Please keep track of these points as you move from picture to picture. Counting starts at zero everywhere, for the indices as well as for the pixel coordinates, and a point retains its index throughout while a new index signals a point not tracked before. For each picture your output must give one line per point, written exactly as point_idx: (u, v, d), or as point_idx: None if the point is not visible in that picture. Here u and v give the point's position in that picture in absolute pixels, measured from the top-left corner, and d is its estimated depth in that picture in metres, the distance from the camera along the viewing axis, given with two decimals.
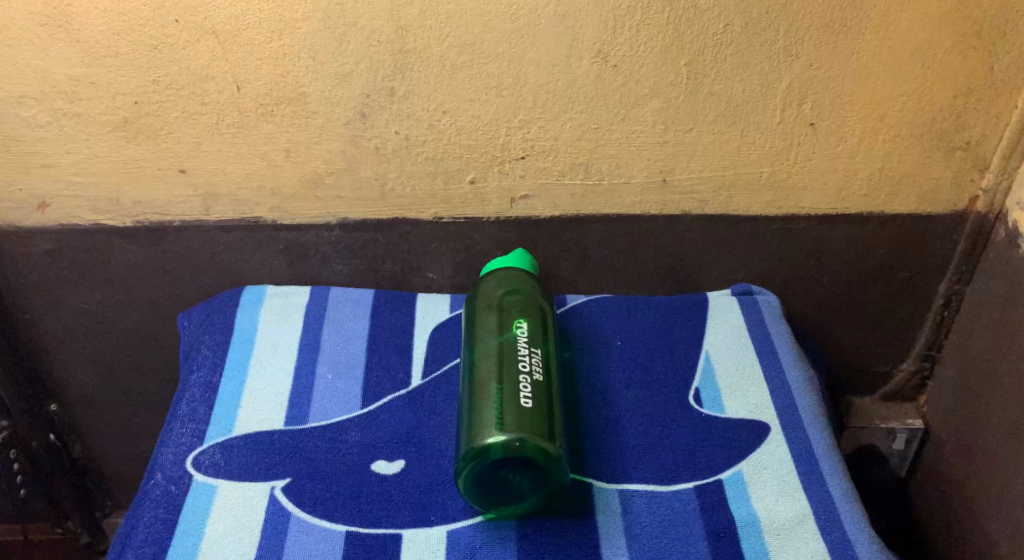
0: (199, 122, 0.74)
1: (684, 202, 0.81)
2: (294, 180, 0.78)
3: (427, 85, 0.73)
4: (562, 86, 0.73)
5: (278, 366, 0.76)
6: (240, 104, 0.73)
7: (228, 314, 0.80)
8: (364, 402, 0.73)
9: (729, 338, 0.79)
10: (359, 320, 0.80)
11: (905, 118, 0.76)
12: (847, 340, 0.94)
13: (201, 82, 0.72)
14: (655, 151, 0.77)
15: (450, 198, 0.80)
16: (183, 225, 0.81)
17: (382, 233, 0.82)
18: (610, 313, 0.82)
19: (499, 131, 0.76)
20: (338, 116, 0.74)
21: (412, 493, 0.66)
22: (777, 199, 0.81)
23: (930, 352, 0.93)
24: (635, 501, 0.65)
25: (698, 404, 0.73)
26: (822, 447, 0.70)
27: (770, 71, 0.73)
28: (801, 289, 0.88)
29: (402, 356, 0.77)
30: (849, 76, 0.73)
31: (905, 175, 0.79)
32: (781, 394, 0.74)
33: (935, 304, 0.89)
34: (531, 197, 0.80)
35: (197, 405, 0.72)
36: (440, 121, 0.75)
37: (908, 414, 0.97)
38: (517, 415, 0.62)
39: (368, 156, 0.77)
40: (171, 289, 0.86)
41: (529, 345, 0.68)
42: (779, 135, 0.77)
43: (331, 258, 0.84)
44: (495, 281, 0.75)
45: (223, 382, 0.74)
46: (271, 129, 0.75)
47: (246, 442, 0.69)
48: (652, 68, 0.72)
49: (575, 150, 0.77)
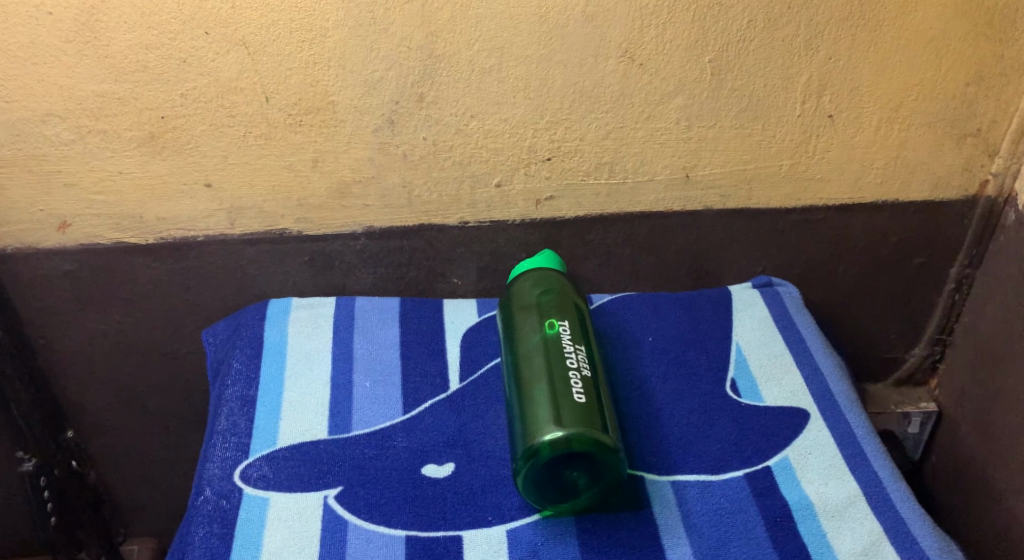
0: (226, 134, 0.74)
1: (706, 197, 0.83)
2: (321, 191, 0.78)
3: (455, 90, 0.73)
4: (589, 87, 0.74)
5: (315, 377, 0.76)
6: (268, 115, 0.73)
7: (257, 328, 0.81)
8: (406, 408, 0.73)
9: (757, 330, 0.81)
10: (388, 329, 0.81)
11: (919, 107, 0.78)
12: (862, 330, 0.96)
13: (230, 94, 0.71)
14: (679, 147, 0.79)
15: (475, 203, 0.81)
16: (207, 240, 0.80)
17: (408, 240, 0.83)
18: (638, 311, 0.83)
19: (527, 133, 0.76)
20: (367, 123, 0.74)
21: (468, 495, 0.66)
22: (796, 191, 0.83)
23: (942, 336, 0.96)
24: (688, 491, 0.66)
25: (736, 394, 0.75)
26: (861, 429, 0.71)
27: (791, 65, 0.75)
28: (818, 280, 0.90)
29: (437, 362, 0.78)
30: (867, 68, 0.75)
31: (919, 163, 0.82)
32: (815, 381, 0.76)
33: (946, 289, 0.92)
34: (556, 198, 0.81)
35: (237, 419, 0.72)
36: (468, 125, 0.75)
37: (921, 398, 1.00)
38: (572, 410, 0.62)
39: (396, 163, 0.77)
40: (192, 305, 0.85)
41: (573, 343, 0.69)
42: (798, 127, 0.79)
43: (356, 268, 0.84)
44: (529, 282, 0.75)
45: (260, 395, 0.74)
46: (299, 139, 0.75)
47: (291, 453, 0.69)
48: (677, 66, 0.73)
49: (600, 150, 0.78)
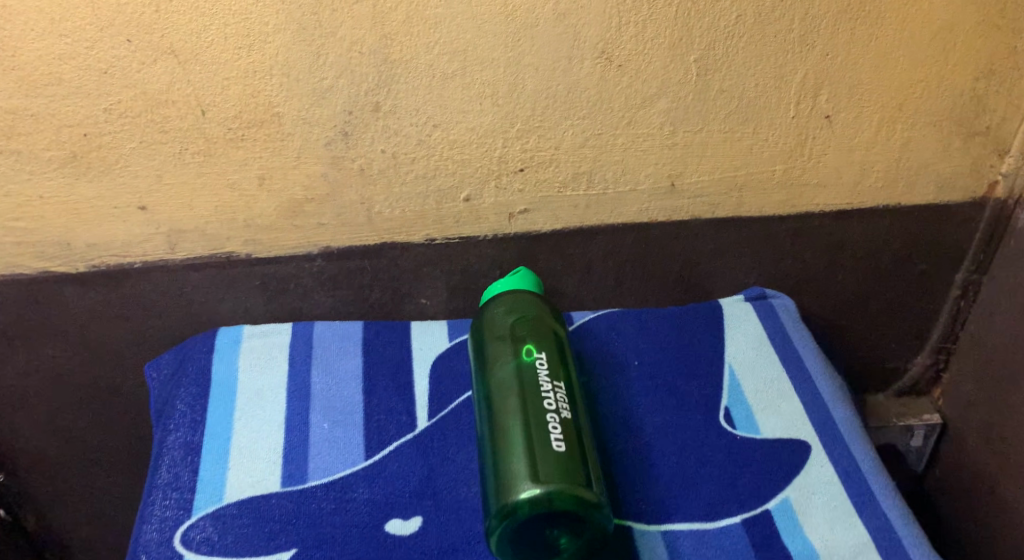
0: (158, 152, 0.66)
1: (694, 207, 0.76)
2: (270, 210, 0.71)
3: (415, 98, 0.65)
4: (563, 91, 0.67)
5: (268, 418, 0.69)
6: (205, 130, 0.65)
7: (204, 362, 0.74)
8: (368, 452, 0.66)
9: (751, 351, 0.75)
10: (349, 359, 0.74)
11: (924, 104, 0.71)
12: (861, 341, 0.90)
13: (160, 108, 0.63)
14: (663, 154, 0.72)
15: (442, 219, 0.73)
16: (146, 266, 0.73)
17: (369, 260, 0.75)
18: (622, 331, 0.77)
19: (496, 143, 0.69)
20: (318, 136, 0.66)
21: (436, 555, 0.59)
22: (791, 197, 0.76)
23: (946, 344, 0.90)
24: (681, 543, 0.60)
25: (730, 425, 0.68)
26: (868, 464, 0.65)
27: (784, 63, 0.67)
28: (815, 290, 0.84)
29: (403, 396, 0.71)
30: (868, 64, 0.68)
31: (923, 164, 0.75)
32: (816, 408, 0.70)
33: (951, 296, 0.86)
34: (530, 212, 0.74)
35: (180, 471, 0.65)
36: (430, 136, 0.68)
37: (924, 410, 0.94)
38: (550, 463, 0.56)
39: (352, 178, 0.69)
40: (133, 336, 0.77)
41: (551, 379, 0.62)
42: (793, 130, 0.72)
43: (313, 291, 0.77)
44: (503, 308, 0.68)
45: (205, 442, 0.67)
46: (242, 155, 0.67)
47: (239, 510, 0.62)
48: (659, 66, 0.66)
49: (577, 159, 0.71)
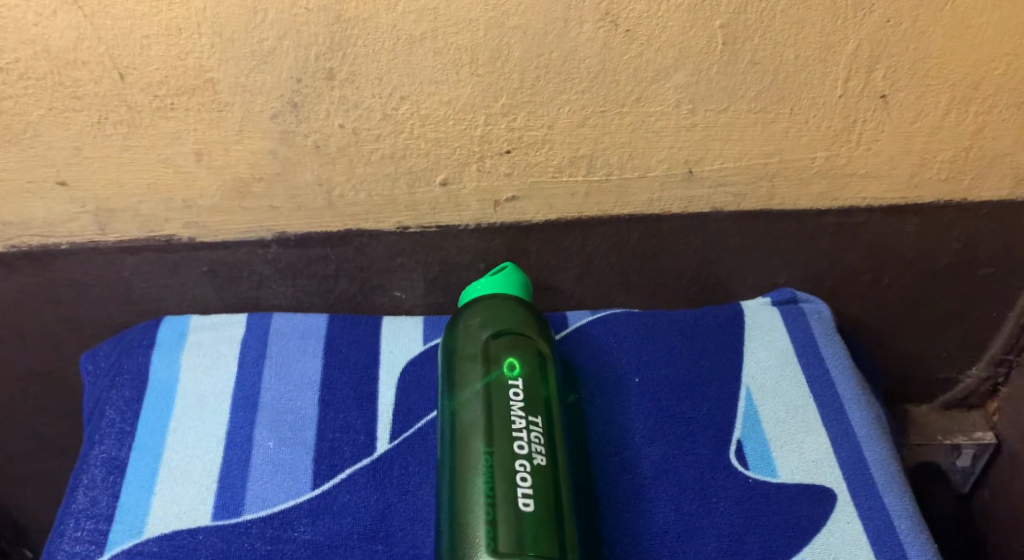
0: (73, 120, 0.55)
1: (714, 197, 0.64)
2: (212, 190, 0.60)
3: (377, 64, 0.54)
4: (557, 60, 0.55)
5: (207, 431, 0.60)
6: (126, 97, 0.54)
7: (142, 359, 0.64)
8: (317, 480, 0.57)
9: (774, 369, 0.64)
10: (309, 361, 0.64)
11: (1006, 83, 0.58)
12: (907, 350, 0.78)
13: (68, 69, 0.53)
14: (680, 136, 0.60)
15: (416, 204, 0.62)
16: (73, 248, 0.63)
17: (332, 247, 0.65)
18: (624, 338, 0.66)
19: (477, 119, 0.57)
20: (261, 107, 0.56)
21: None
22: (833, 189, 0.64)
23: (1007, 356, 0.78)
24: None
25: (742, 464, 0.58)
26: (905, 522, 0.56)
27: (832, 31, 0.55)
28: (856, 293, 0.72)
29: (364, 411, 0.61)
30: (938, 34, 0.55)
31: (999, 155, 0.62)
32: (847, 446, 0.59)
33: (1019, 303, 0.73)
34: (519, 199, 0.63)
35: (98, 495, 0.57)
36: (398, 109, 0.56)
37: (975, 427, 0.83)
38: (514, 530, 0.49)
39: (306, 155, 0.59)
40: (67, 323, 0.68)
41: (527, 415, 0.53)
42: (840, 112, 0.59)
43: (270, 279, 0.67)
44: (478, 316, 0.58)
45: (132, 459, 0.58)
46: (173, 126, 0.56)
47: (160, 547, 0.54)
48: (676, 32, 0.54)
49: (576, 140, 0.59)
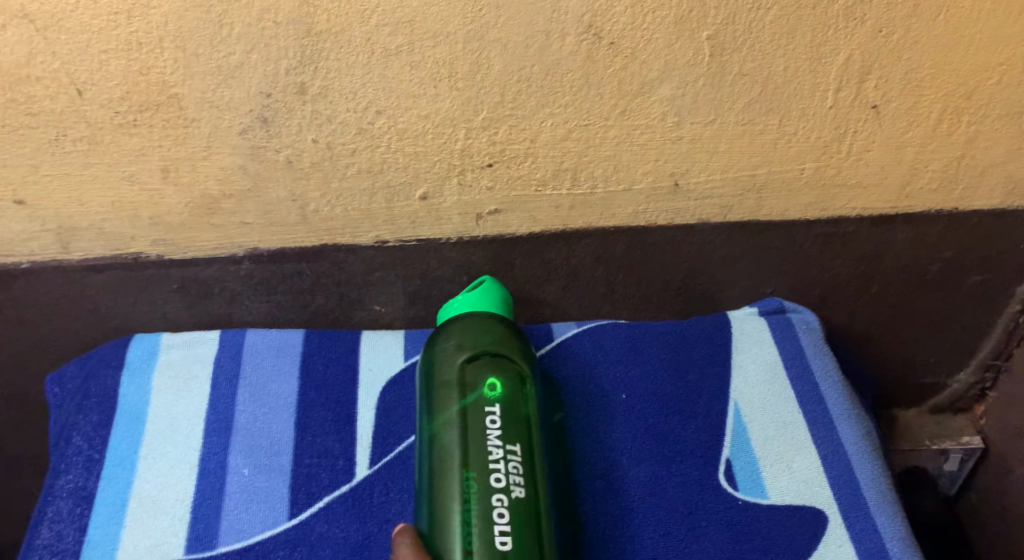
0: (29, 138, 0.53)
1: (701, 209, 0.62)
2: (180, 207, 0.58)
3: (350, 79, 0.52)
4: (539, 74, 0.53)
5: (179, 458, 0.58)
6: (85, 113, 0.52)
7: (110, 381, 0.61)
8: (294, 510, 0.55)
9: (762, 384, 0.62)
10: (285, 381, 0.62)
11: (999, 93, 0.57)
12: (896, 357, 0.76)
13: (22, 84, 0.50)
14: (666, 149, 0.58)
15: (394, 218, 0.60)
16: (35, 266, 0.60)
17: (307, 263, 0.62)
18: (609, 352, 0.64)
19: (456, 133, 0.55)
20: (230, 123, 0.53)
21: None
22: (823, 200, 0.62)
23: (995, 362, 0.77)
24: None
25: (731, 486, 0.57)
26: (896, 544, 0.54)
27: (822, 42, 0.53)
28: (845, 302, 0.70)
29: (342, 434, 0.59)
30: (930, 44, 0.54)
31: (991, 164, 0.61)
32: (837, 465, 0.58)
33: (1008, 310, 0.72)
34: (501, 212, 0.60)
35: (65, 528, 0.55)
36: (373, 124, 0.54)
37: (962, 431, 0.82)
38: None
39: (278, 170, 0.56)
40: (31, 343, 0.65)
41: (504, 444, 0.51)
42: (829, 123, 0.57)
43: (244, 296, 0.64)
44: (452, 339, 0.55)
45: (100, 489, 0.56)
46: (136, 143, 0.54)
47: None
48: (661, 44, 0.52)
49: (559, 154, 0.57)
